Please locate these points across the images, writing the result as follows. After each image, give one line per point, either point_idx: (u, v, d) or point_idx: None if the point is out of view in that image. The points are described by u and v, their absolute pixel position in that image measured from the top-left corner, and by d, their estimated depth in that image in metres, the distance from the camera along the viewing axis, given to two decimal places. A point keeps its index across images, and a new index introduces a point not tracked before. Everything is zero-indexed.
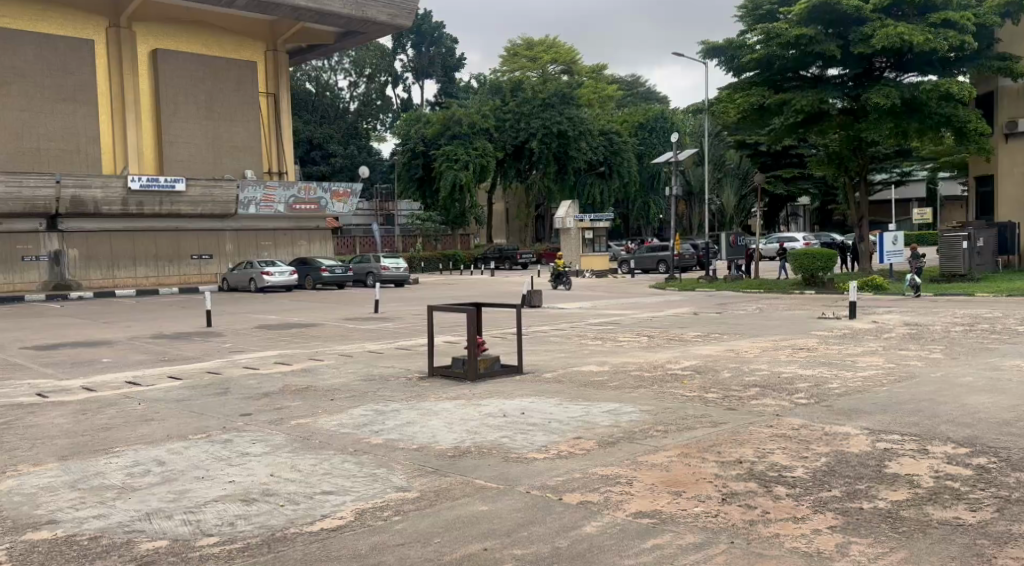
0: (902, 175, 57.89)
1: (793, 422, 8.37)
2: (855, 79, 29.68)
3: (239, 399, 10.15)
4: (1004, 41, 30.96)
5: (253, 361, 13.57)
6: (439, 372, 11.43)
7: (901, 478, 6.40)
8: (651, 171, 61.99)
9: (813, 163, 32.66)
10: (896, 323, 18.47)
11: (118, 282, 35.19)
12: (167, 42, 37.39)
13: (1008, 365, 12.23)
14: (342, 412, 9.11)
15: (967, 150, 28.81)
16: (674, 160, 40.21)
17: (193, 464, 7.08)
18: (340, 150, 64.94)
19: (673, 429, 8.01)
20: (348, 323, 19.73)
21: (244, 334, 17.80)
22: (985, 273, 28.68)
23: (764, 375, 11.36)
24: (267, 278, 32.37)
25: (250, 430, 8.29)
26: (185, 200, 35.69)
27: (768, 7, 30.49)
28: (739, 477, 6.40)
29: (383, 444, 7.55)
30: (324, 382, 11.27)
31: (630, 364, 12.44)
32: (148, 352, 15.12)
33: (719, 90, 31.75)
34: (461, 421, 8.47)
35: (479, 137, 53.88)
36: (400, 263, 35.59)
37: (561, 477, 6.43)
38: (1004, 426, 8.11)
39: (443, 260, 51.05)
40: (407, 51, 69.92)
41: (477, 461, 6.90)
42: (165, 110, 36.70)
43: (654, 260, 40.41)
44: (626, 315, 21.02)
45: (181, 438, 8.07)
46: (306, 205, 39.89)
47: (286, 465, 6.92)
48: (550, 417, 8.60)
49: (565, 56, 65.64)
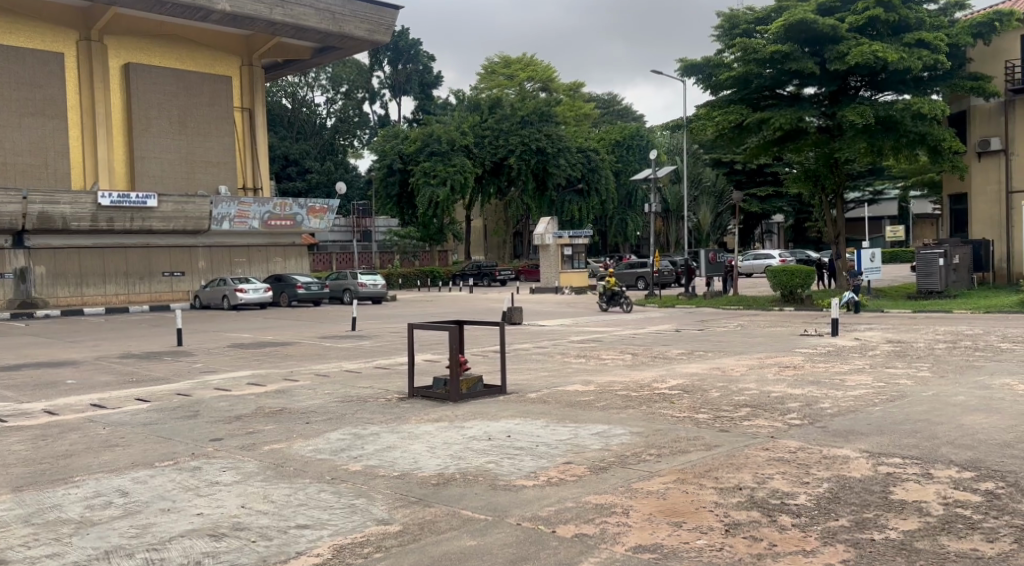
0: (875, 193, 58.35)
1: (789, 444, 8.07)
2: (831, 97, 29.72)
3: (209, 422, 9.68)
4: (976, 61, 31.17)
5: (225, 382, 13.05)
6: (419, 393, 11.02)
7: (909, 505, 6.07)
8: (629, 187, 62.17)
9: (791, 180, 32.57)
10: (880, 340, 18.27)
11: (87, 300, 34.28)
12: (140, 57, 36.80)
13: (998, 383, 11.97)
14: (319, 436, 8.69)
15: (940, 167, 29.12)
16: (654, 177, 39.93)
17: (158, 494, 6.63)
18: (316, 166, 64.29)
19: (667, 453, 7.67)
20: (325, 341, 19.27)
21: (215, 353, 17.28)
22: (961, 291, 28.70)
23: (754, 395, 11.04)
24: (240, 295, 31.83)
25: (220, 458, 7.83)
26: (156, 216, 35.06)
27: (745, 25, 30.46)
28: (741, 506, 6.05)
29: (362, 471, 7.13)
30: (300, 403, 10.83)
31: (616, 383, 12.08)
32: (114, 372, 14.58)
33: (697, 108, 31.61)
34: (444, 445, 8.08)
35: (458, 155, 53.28)
36: (378, 279, 34.88)
37: (553, 507, 6.04)
38: (1007, 448, 7.84)
39: (421, 277, 50.57)
40: (384, 67, 69.71)
41: (462, 490, 6.49)
42: (137, 125, 36.11)
43: (633, 276, 40.32)
44: (608, 332, 20.70)
45: (148, 465, 7.62)
46: (281, 222, 39.35)
47: (259, 495, 6.48)
48: (539, 441, 8.21)
49: (541, 74, 65.67)
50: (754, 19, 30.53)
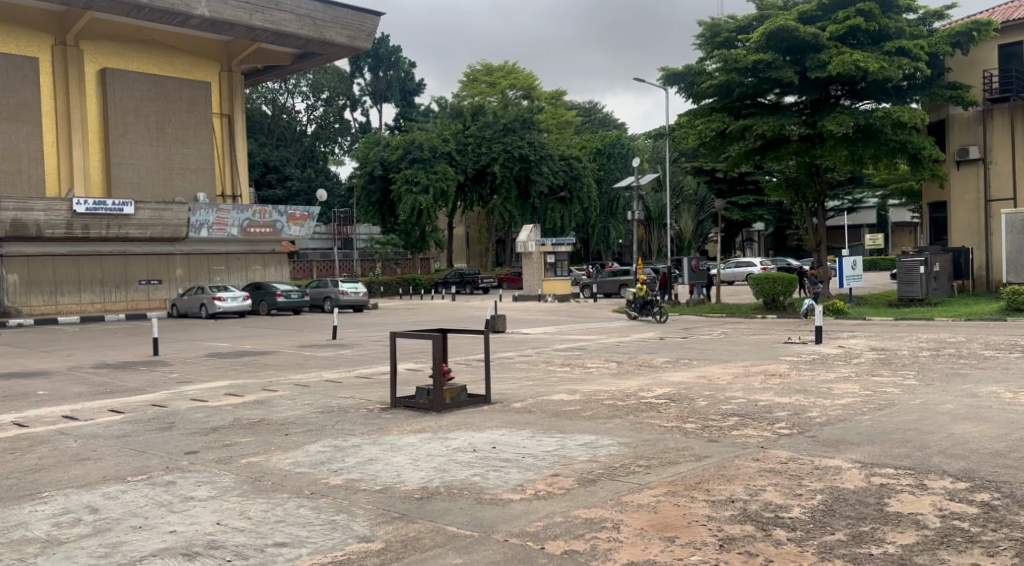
0: (855, 202, 58.69)
1: (781, 455, 7.91)
2: (812, 106, 29.73)
3: (184, 435, 9.39)
4: (954, 71, 31.36)
5: (202, 393, 12.74)
6: (402, 404, 10.79)
7: (906, 518, 5.91)
8: (610, 196, 62.16)
9: (772, 188, 32.55)
10: (864, 348, 18.20)
11: (61, 308, 33.80)
12: (117, 62, 36.35)
13: (985, 392, 11.87)
14: (298, 448, 8.44)
15: (921, 176, 29.22)
16: (636, 185, 39.82)
17: (130, 511, 6.36)
18: (296, 173, 63.90)
19: (656, 465, 7.49)
20: (305, 350, 18.95)
21: (193, 363, 16.93)
22: (942, 298, 28.75)
23: (741, 404, 10.88)
24: (218, 303, 31.35)
25: (195, 471, 7.57)
26: (133, 223, 34.49)
27: (726, 34, 30.50)
28: (734, 520, 5.87)
29: (343, 486, 6.89)
30: (279, 414, 10.58)
31: (602, 393, 11.87)
32: (87, 383, 14.21)
33: (678, 116, 31.56)
34: (428, 457, 7.85)
35: (440, 161, 53.00)
36: (360, 287, 34.82)
37: (541, 522, 5.84)
38: (1001, 457, 7.71)
39: (403, 285, 50.18)
40: (364, 75, 69.51)
41: (447, 504, 6.29)
42: (113, 131, 35.67)
43: (615, 284, 40.21)
44: (592, 340, 20.50)
45: (119, 480, 7.35)
46: (260, 229, 38.81)
47: (235, 511, 6.24)
48: (524, 452, 8.00)
49: (524, 82, 65.57)
50: (735, 28, 30.55)
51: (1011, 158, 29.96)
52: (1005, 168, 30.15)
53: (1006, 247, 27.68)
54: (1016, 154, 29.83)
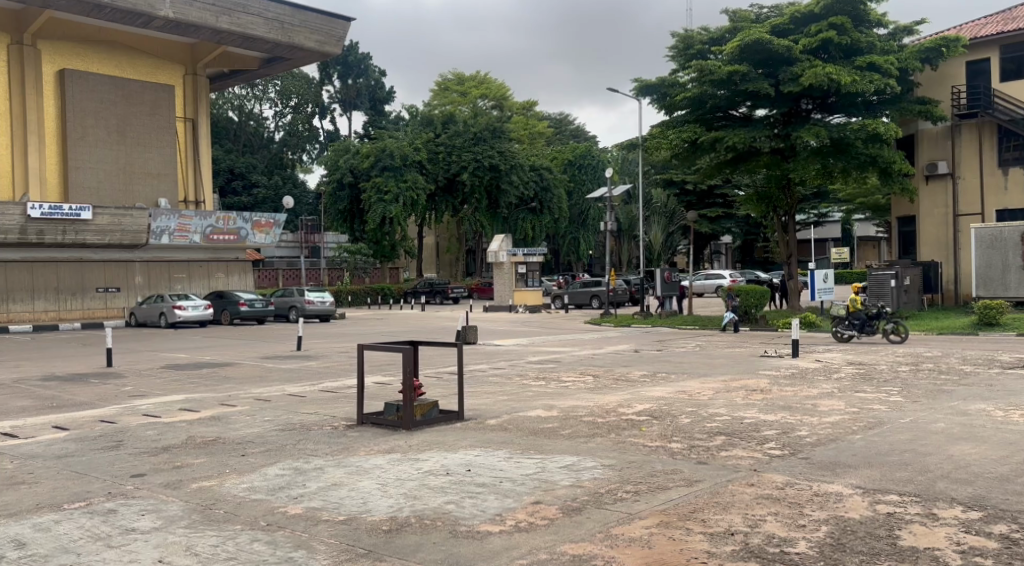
0: (821, 216, 58.99)
1: (776, 480, 7.37)
2: (783, 119, 29.29)
3: (131, 454, 8.69)
4: (922, 85, 31.29)
5: (155, 408, 11.96)
6: (369, 420, 10.13)
7: (923, 553, 5.40)
8: (582, 206, 61.81)
9: (744, 201, 32.15)
10: (842, 362, 17.82)
11: (13, 316, 32.67)
12: (77, 63, 35.30)
13: (974, 410, 11.48)
14: (254, 471, 7.77)
15: (891, 190, 29.18)
16: (608, 195, 39.20)
17: (61, 546, 5.66)
18: (262, 181, 62.72)
19: (645, 490, 6.93)
20: (266, 363, 18.13)
21: (147, 375, 16.08)
22: (912, 312, 28.49)
23: (727, 422, 10.37)
24: (179, 312, 30.45)
25: (140, 498, 6.88)
26: (91, 229, 33.36)
27: (699, 45, 30.24)
28: (736, 557, 5.33)
29: (303, 516, 6.25)
30: (236, 432, 9.87)
31: (580, 409, 11.30)
32: (32, 396, 13.36)
33: (651, 128, 31.16)
34: (397, 482, 7.23)
35: (411, 169, 52.31)
36: (326, 296, 33.91)
37: (524, 560, 5.25)
38: (1007, 482, 7.26)
39: (372, 294, 49.51)
40: (334, 82, 68.58)
41: (418, 538, 5.67)
42: (72, 133, 34.57)
43: (587, 295, 39.78)
44: (567, 353, 19.89)
45: (53, 508, 6.64)
46: (224, 236, 37.80)
47: (180, 546, 5.58)
48: (501, 475, 7.41)
49: (495, 91, 65.13)
50: (708, 39, 30.36)
51: (980, 175, 30.02)
52: (973, 183, 30.21)
53: (976, 263, 27.52)
54: (984, 170, 29.93)
